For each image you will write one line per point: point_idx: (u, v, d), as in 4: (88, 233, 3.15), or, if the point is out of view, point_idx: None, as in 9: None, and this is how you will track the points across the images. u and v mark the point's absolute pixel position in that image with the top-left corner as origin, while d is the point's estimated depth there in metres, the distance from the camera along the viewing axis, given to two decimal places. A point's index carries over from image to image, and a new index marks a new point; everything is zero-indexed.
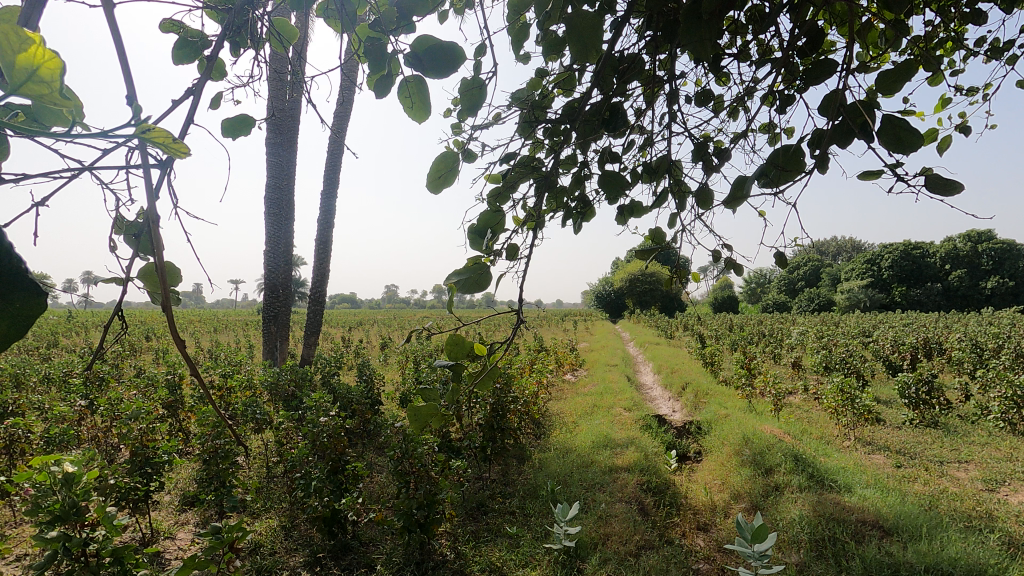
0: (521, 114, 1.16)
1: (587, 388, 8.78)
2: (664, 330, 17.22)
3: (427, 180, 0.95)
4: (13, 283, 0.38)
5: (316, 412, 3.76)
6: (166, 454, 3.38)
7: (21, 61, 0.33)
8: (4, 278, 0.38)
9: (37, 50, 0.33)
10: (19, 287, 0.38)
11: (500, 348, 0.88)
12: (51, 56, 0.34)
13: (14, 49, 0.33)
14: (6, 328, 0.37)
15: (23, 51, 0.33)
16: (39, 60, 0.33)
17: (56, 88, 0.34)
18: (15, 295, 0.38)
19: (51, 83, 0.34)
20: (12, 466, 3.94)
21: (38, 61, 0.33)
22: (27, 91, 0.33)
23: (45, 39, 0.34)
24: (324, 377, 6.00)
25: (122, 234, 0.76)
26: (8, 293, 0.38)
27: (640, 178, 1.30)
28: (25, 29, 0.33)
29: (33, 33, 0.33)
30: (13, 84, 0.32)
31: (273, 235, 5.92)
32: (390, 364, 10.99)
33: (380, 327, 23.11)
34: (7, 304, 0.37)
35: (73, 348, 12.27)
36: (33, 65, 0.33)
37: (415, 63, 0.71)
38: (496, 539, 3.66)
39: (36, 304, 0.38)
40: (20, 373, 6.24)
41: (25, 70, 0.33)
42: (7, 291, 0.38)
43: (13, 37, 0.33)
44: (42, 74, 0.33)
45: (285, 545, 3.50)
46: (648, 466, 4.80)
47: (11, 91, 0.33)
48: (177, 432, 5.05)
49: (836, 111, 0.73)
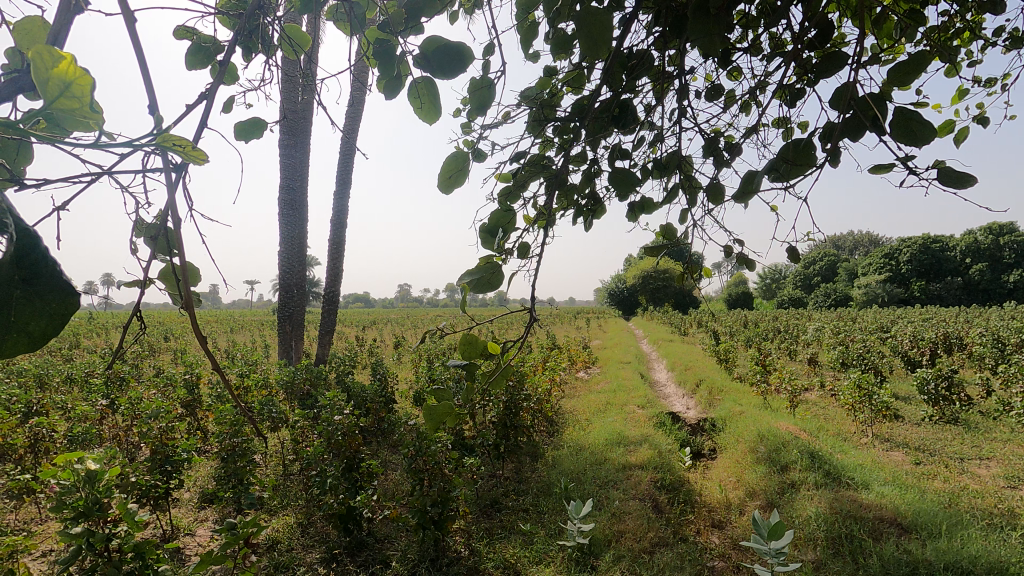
0: (531, 113, 1.18)
1: (600, 384, 8.79)
2: (678, 327, 17.08)
3: (438, 180, 0.97)
4: (51, 286, 0.40)
5: (331, 410, 3.80)
6: (186, 453, 3.43)
7: (54, 75, 0.36)
8: (44, 282, 0.40)
9: (68, 66, 0.37)
10: (57, 292, 0.40)
11: (513, 347, 0.89)
12: (80, 72, 0.37)
13: (50, 66, 0.36)
14: (42, 330, 0.39)
15: (56, 66, 0.36)
16: (71, 76, 0.36)
17: (86, 101, 0.37)
18: (51, 298, 0.39)
19: (82, 96, 0.37)
20: (37, 464, 4.03)
21: (69, 76, 0.36)
22: (61, 105, 0.37)
23: (76, 59, 0.37)
24: (339, 376, 6.07)
25: (142, 237, 0.79)
26: (45, 293, 0.39)
27: (650, 175, 1.31)
28: (57, 48, 0.36)
29: (64, 51, 0.36)
30: (47, 99, 0.36)
31: (287, 235, 5.99)
32: (404, 363, 11.06)
33: (394, 326, 23.36)
34: (43, 306, 0.39)
35: (93, 348, 12.62)
36: (66, 80, 0.36)
37: (424, 65, 0.73)
38: (510, 535, 3.68)
39: (68, 304, 0.40)
40: (42, 374, 6.37)
41: (58, 85, 0.36)
42: (46, 291, 0.39)
43: (47, 55, 0.36)
44: (74, 88, 0.36)
45: (301, 541, 3.55)
46: (662, 463, 4.78)
47: (47, 105, 0.36)
48: (195, 431, 5.13)
49: (848, 105, 0.73)
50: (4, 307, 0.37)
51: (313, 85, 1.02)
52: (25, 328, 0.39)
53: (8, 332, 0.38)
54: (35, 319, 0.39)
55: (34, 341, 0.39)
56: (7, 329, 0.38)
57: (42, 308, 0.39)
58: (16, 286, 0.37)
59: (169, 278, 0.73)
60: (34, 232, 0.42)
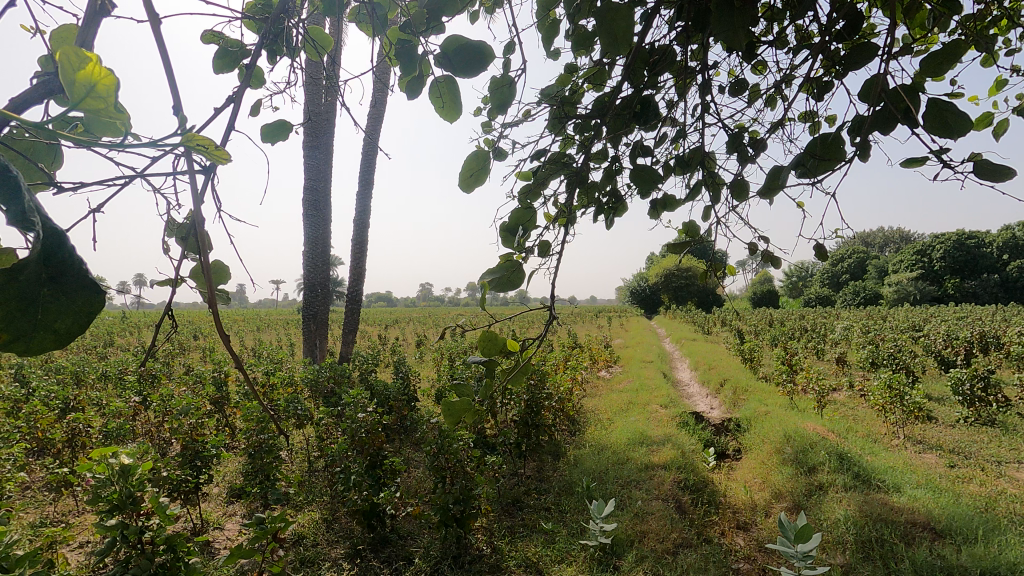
0: (551, 111, 1.18)
1: (622, 384, 8.72)
2: (701, 326, 16.85)
3: (459, 179, 0.98)
4: (78, 283, 0.41)
5: (355, 408, 3.84)
6: (214, 449, 3.50)
7: (81, 77, 0.36)
8: (71, 280, 0.41)
9: (94, 67, 0.37)
10: (83, 288, 0.41)
11: (532, 344, 0.89)
12: (105, 72, 0.38)
13: (78, 68, 0.37)
14: (67, 327, 0.40)
15: (83, 68, 0.37)
16: (96, 77, 0.37)
17: (110, 103, 0.38)
18: (77, 295, 0.41)
19: (107, 96, 0.38)
20: (74, 458, 4.17)
21: (94, 78, 0.37)
22: (86, 105, 0.37)
23: (102, 57, 0.38)
24: (362, 374, 6.15)
25: (173, 237, 0.81)
26: (72, 291, 0.40)
27: (672, 171, 1.29)
28: (83, 49, 0.36)
29: (90, 52, 0.37)
30: (74, 99, 0.36)
31: (311, 235, 6.08)
32: (426, 361, 11.13)
33: (415, 324, 23.51)
34: (69, 303, 0.40)
35: (126, 347, 13.00)
36: (92, 82, 0.37)
37: (445, 63, 0.73)
38: (532, 534, 3.67)
39: (92, 302, 0.41)
40: (79, 371, 6.59)
41: (84, 87, 0.37)
42: (73, 289, 0.41)
43: (74, 56, 0.36)
44: (100, 89, 0.37)
45: (326, 537, 3.60)
46: (685, 464, 4.72)
47: (74, 106, 0.37)
48: (224, 427, 5.24)
49: (878, 97, 0.71)
50: (31, 306, 0.38)
51: (336, 86, 1.03)
52: (52, 325, 0.40)
53: (34, 331, 0.39)
54: (60, 318, 0.39)
55: (60, 337, 0.40)
56: (34, 329, 0.39)
57: (69, 307, 0.40)
58: (43, 285, 0.39)
59: (199, 277, 0.75)
60: (64, 233, 0.43)
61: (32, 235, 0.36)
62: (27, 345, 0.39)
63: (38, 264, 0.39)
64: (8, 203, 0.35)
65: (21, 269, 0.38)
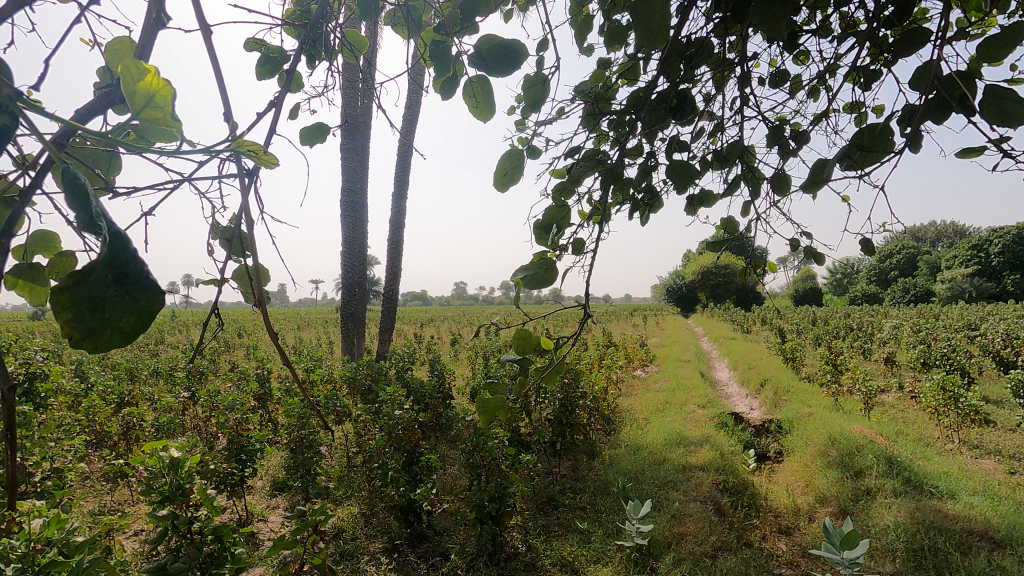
0: (586, 107, 1.18)
1: (658, 383, 8.59)
2: (740, 324, 16.43)
3: (494, 178, 0.98)
4: (139, 282, 0.43)
5: (392, 405, 3.90)
6: (258, 443, 3.62)
7: (141, 88, 0.39)
8: (132, 279, 0.42)
9: (152, 78, 0.39)
10: (144, 286, 0.43)
11: (567, 342, 0.89)
12: (163, 83, 0.40)
13: (137, 78, 0.39)
14: (130, 325, 0.41)
15: (142, 79, 0.39)
16: (155, 87, 0.39)
17: (168, 111, 0.40)
18: (141, 295, 0.42)
19: (165, 105, 0.40)
20: (129, 450, 4.38)
21: (153, 88, 0.39)
22: (146, 114, 0.39)
23: (159, 69, 0.40)
24: (399, 372, 6.24)
25: (218, 240, 0.84)
26: (134, 290, 0.42)
27: (709, 166, 1.27)
28: (144, 61, 0.39)
29: (149, 64, 0.39)
30: (135, 109, 0.39)
31: (349, 235, 6.21)
32: (461, 359, 11.22)
33: (450, 323, 23.69)
34: (130, 301, 0.42)
35: (175, 345, 13.54)
36: (151, 92, 0.39)
37: (480, 63, 0.74)
38: (567, 534, 3.66)
39: (153, 300, 0.42)
40: (132, 367, 6.91)
41: (144, 96, 0.39)
42: (135, 289, 0.42)
43: (134, 68, 0.39)
44: (158, 99, 0.39)
45: (365, 531, 3.67)
46: (724, 465, 4.62)
47: (134, 115, 0.39)
48: (267, 423, 5.41)
49: (931, 84, 0.68)
50: (98, 305, 0.40)
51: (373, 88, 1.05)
52: (118, 323, 0.41)
53: (101, 327, 0.41)
54: (124, 316, 0.41)
55: (125, 334, 0.42)
56: (103, 326, 0.40)
57: (131, 305, 0.42)
58: (109, 285, 0.41)
59: (243, 279, 0.78)
60: (125, 237, 0.45)
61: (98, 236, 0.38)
62: (94, 342, 0.41)
63: (105, 264, 0.41)
64: (76, 209, 0.37)
65: (89, 270, 0.40)
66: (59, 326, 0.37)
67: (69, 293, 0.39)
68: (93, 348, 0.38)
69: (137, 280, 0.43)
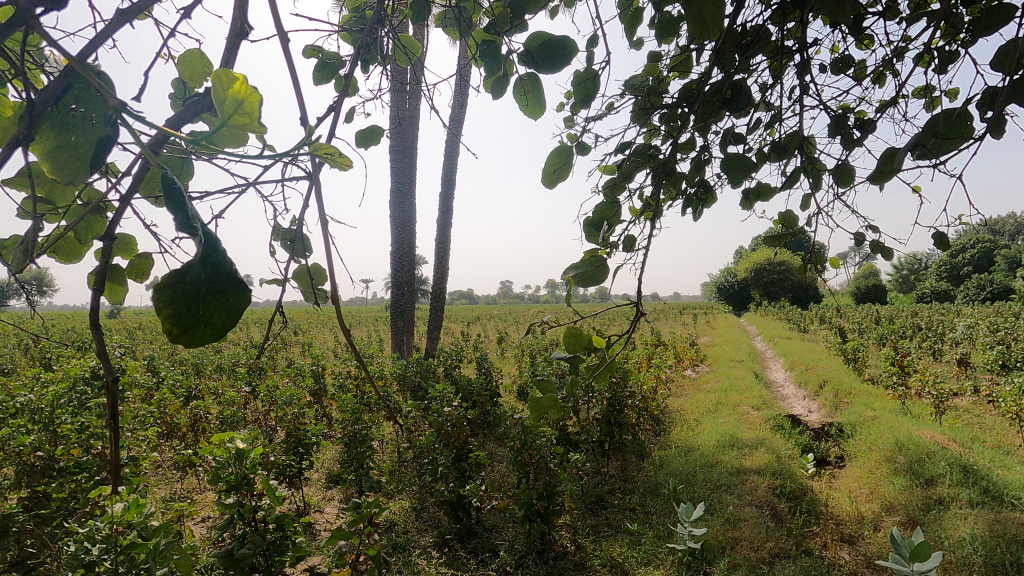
0: (636, 102, 1.16)
1: (710, 383, 8.36)
2: (796, 323, 15.78)
3: (543, 175, 0.98)
4: (231, 282, 0.41)
5: (441, 402, 3.96)
6: (315, 437, 3.76)
7: (230, 96, 0.40)
8: (224, 278, 0.41)
9: (241, 86, 0.41)
10: (235, 286, 0.41)
11: (619, 341, 0.88)
12: (251, 90, 0.41)
13: (227, 87, 0.41)
14: (222, 322, 0.40)
15: (231, 87, 0.41)
16: (244, 94, 0.40)
17: (254, 117, 0.41)
18: (231, 292, 0.41)
19: (252, 112, 0.41)
20: (197, 441, 4.64)
21: (242, 95, 0.40)
22: (234, 121, 0.41)
23: (249, 76, 0.42)
24: (447, 369, 6.34)
25: (280, 241, 0.88)
26: (225, 289, 0.41)
27: (766, 159, 1.22)
28: (233, 70, 0.40)
29: (238, 72, 0.41)
30: (224, 116, 0.40)
31: (398, 236, 6.35)
32: (507, 358, 11.28)
33: (496, 322, 23.82)
34: (222, 300, 0.40)
35: (236, 342, 14.22)
36: (239, 99, 0.41)
37: (529, 61, 0.74)
38: (617, 534, 3.62)
39: (241, 299, 0.40)
40: (199, 363, 7.31)
41: (233, 104, 0.40)
42: (225, 288, 0.41)
43: (225, 77, 0.40)
44: (246, 106, 0.41)
45: (416, 525, 3.75)
46: (781, 469, 4.45)
47: (223, 121, 0.40)
48: (322, 417, 5.61)
49: (1016, 65, 0.63)
50: (193, 302, 0.39)
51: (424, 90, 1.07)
52: (211, 320, 0.40)
53: (197, 325, 0.40)
54: (218, 312, 0.40)
55: (220, 333, 0.40)
56: (197, 324, 0.40)
57: (222, 303, 0.40)
58: (202, 283, 0.39)
59: (302, 279, 0.81)
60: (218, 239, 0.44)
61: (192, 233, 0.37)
62: (190, 341, 0.39)
63: (200, 262, 0.40)
64: (173, 204, 0.37)
65: (186, 269, 0.40)
66: (159, 322, 0.36)
67: (168, 291, 0.38)
68: (191, 345, 0.37)
69: (227, 280, 0.41)
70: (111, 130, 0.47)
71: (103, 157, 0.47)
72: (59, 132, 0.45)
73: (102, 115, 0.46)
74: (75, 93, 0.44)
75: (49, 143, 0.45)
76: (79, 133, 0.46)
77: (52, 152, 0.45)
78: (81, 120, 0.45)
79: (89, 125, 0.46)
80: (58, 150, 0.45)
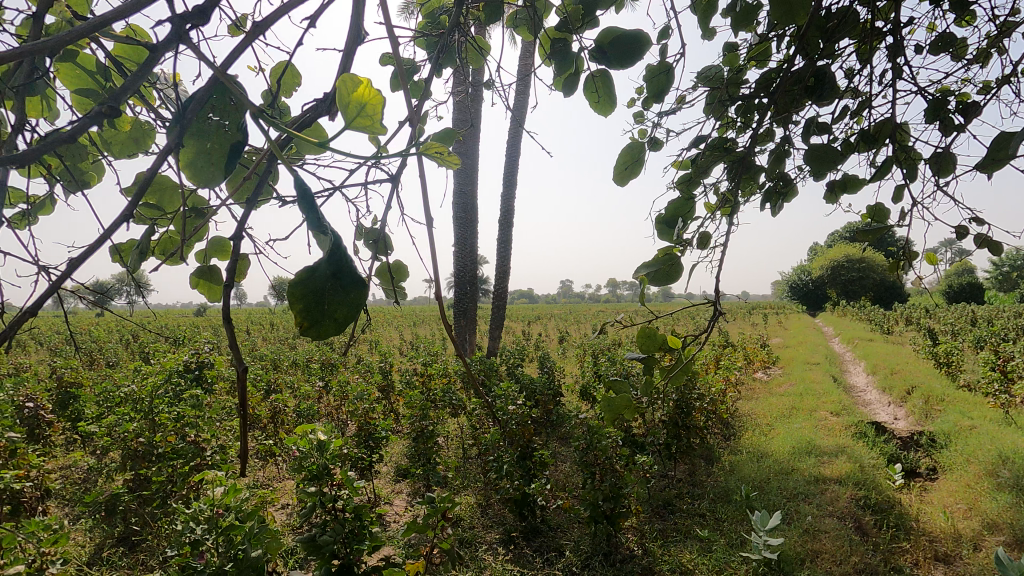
0: (711, 94, 1.12)
1: (783, 387, 7.97)
2: (879, 324, 14.75)
3: (614, 172, 0.96)
4: (353, 277, 0.41)
5: (505, 400, 4.00)
6: (384, 431, 3.89)
7: (354, 99, 0.42)
8: (347, 273, 0.41)
9: (364, 89, 0.42)
10: (356, 282, 0.41)
11: (696, 342, 0.85)
12: (374, 93, 0.42)
13: (351, 91, 0.42)
14: (344, 316, 0.40)
15: (355, 91, 0.42)
16: (367, 97, 0.42)
17: (376, 119, 0.42)
18: (352, 287, 0.41)
19: (374, 113, 0.42)
20: (276, 433, 4.91)
21: (365, 98, 0.42)
22: (357, 122, 0.42)
23: (371, 81, 0.43)
24: (509, 368, 6.38)
25: (362, 242, 0.91)
26: (347, 284, 0.41)
27: (853, 149, 1.15)
28: (356, 74, 0.42)
29: (361, 75, 0.42)
30: (349, 118, 0.41)
31: (461, 236, 6.46)
32: (569, 357, 11.23)
33: (555, 321, 23.76)
34: (345, 295, 0.41)
35: (309, 339, 14.95)
36: (363, 102, 0.42)
37: (601, 57, 0.73)
38: (686, 540, 3.53)
39: (360, 294, 0.41)
40: (276, 359, 7.74)
41: (357, 107, 0.42)
42: (347, 284, 0.41)
43: (349, 80, 0.42)
44: (369, 109, 0.42)
45: (482, 521, 3.81)
46: (865, 480, 4.18)
47: (348, 124, 0.42)
48: (390, 413, 5.79)
49: None
50: (320, 297, 0.40)
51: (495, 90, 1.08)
52: (335, 314, 0.40)
53: (323, 320, 0.40)
54: (341, 307, 0.40)
55: (342, 328, 0.41)
56: (324, 319, 0.40)
57: (345, 299, 0.40)
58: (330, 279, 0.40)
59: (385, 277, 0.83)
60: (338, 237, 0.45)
61: (322, 229, 0.39)
62: (318, 335, 0.40)
63: (326, 260, 0.41)
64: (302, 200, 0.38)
65: (314, 267, 0.41)
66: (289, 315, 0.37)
67: (299, 288, 0.40)
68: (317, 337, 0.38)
69: (348, 275, 0.41)
70: (243, 136, 0.48)
71: (232, 163, 0.48)
72: (197, 140, 0.46)
73: (236, 122, 0.47)
74: (213, 103, 0.46)
75: (191, 152, 0.46)
76: (214, 140, 0.47)
77: (193, 162, 0.46)
78: (218, 129, 0.47)
79: (225, 133, 0.47)
80: (199, 158, 0.46)
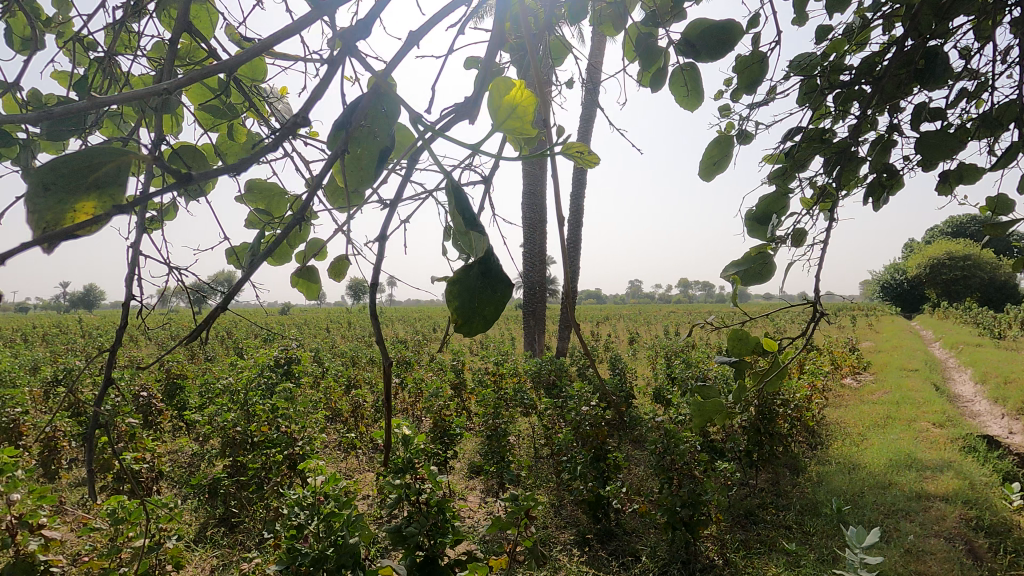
0: (805, 82, 1.06)
1: (876, 394, 7.41)
2: (989, 328, 13.37)
3: (700, 168, 0.93)
4: (499, 276, 0.43)
5: (579, 401, 3.97)
6: (459, 428, 3.98)
7: (506, 102, 0.42)
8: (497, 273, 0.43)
9: (517, 91, 0.42)
10: (502, 282, 0.43)
11: (793, 344, 0.81)
12: (527, 94, 0.42)
13: (504, 94, 0.42)
14: (491, 314, 0.43)
15: (508, 94, 0.42)
16: (518, 99, 0.42)
17: (526, 120, 0.42)
18: (499, 287, 0.43)
19: (525, 116, 0.42)
20: (357, 426, 5.14)
21: (517, 100, 0.42)
22: (507, 125, 0.43)
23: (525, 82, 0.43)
24: (580, 368, 6.33)
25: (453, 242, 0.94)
26: (495, 283, 0.43)
27: (970, 136, 1.05)
28: (511, 76, 0.42)
29: (515, 78, 0.42)
30: (499, 121, 0.43)
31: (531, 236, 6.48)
32: (640, 358, 10.98)
33: (625, 321, 23.30)
34: (493, 294, 0.43)
35: (383, 338, 15.51)
36: (514, 105, 0.42)
37: (688, 50, 0.70)
38: (771, 553, 3.36)
39: (503, 294, 0.42)
40: (355, 356, 8.09)
41: (507, 109, 0.42)
42: (495, 283, 0.43)
43: (502, 84, 0.42)
44: (519, 110, 0.42)
45: (556, 521, 3.80)
46: (977, 499, 3.81)
47: (498, 127, 0.43)
48: (463, 411, 5.91)
49: None
50: (470, 295, 0.42)
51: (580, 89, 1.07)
52: (485, 312, 0.43)
53: (475, 317, 0.43)
54: (490, 305, 0.43)
55: (489, 324, 0.43)
56: (474, 315, 0.43)
57: (492, 299, 0.43)
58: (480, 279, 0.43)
59: None
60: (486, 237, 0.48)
61: (477, 233, 0.41)
62: (469, 331, 0.43)
63: (477, 261, 0.43)
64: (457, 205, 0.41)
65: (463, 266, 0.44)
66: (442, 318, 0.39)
67: (453, 287, 0.43)
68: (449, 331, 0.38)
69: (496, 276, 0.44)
70: (390, 142, 0.50)
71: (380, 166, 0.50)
72: (354, 147, 0.51)
73: (386, 129, 0.50)
74: (368, 111, 0.50)
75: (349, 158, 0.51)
76: (367, 147, 0.50)
77: (351, 167, 0.51)
78: (369, 135, 0.50)
79: (374, 139, 0.50)
80: (351, 162, 0.50)
